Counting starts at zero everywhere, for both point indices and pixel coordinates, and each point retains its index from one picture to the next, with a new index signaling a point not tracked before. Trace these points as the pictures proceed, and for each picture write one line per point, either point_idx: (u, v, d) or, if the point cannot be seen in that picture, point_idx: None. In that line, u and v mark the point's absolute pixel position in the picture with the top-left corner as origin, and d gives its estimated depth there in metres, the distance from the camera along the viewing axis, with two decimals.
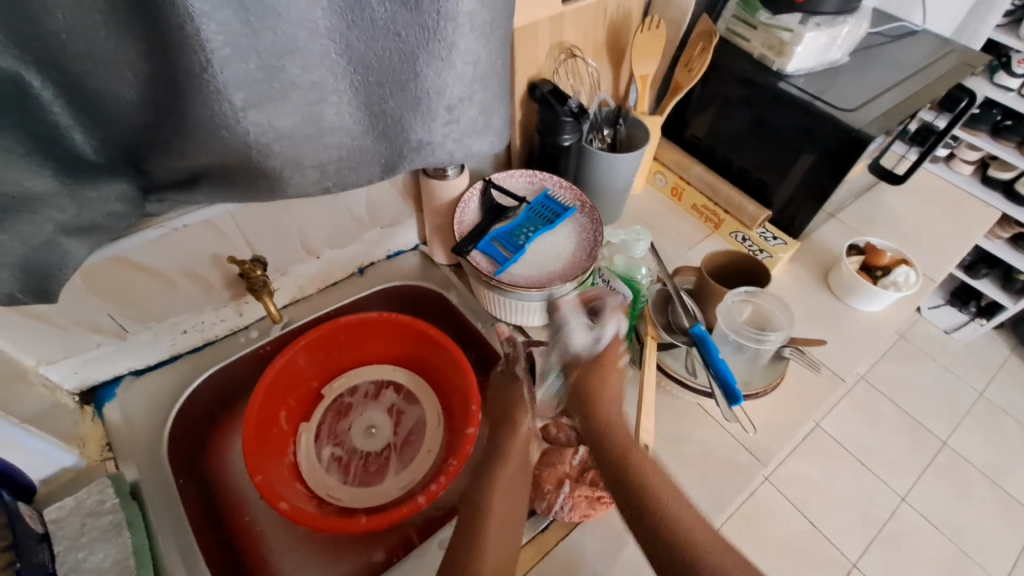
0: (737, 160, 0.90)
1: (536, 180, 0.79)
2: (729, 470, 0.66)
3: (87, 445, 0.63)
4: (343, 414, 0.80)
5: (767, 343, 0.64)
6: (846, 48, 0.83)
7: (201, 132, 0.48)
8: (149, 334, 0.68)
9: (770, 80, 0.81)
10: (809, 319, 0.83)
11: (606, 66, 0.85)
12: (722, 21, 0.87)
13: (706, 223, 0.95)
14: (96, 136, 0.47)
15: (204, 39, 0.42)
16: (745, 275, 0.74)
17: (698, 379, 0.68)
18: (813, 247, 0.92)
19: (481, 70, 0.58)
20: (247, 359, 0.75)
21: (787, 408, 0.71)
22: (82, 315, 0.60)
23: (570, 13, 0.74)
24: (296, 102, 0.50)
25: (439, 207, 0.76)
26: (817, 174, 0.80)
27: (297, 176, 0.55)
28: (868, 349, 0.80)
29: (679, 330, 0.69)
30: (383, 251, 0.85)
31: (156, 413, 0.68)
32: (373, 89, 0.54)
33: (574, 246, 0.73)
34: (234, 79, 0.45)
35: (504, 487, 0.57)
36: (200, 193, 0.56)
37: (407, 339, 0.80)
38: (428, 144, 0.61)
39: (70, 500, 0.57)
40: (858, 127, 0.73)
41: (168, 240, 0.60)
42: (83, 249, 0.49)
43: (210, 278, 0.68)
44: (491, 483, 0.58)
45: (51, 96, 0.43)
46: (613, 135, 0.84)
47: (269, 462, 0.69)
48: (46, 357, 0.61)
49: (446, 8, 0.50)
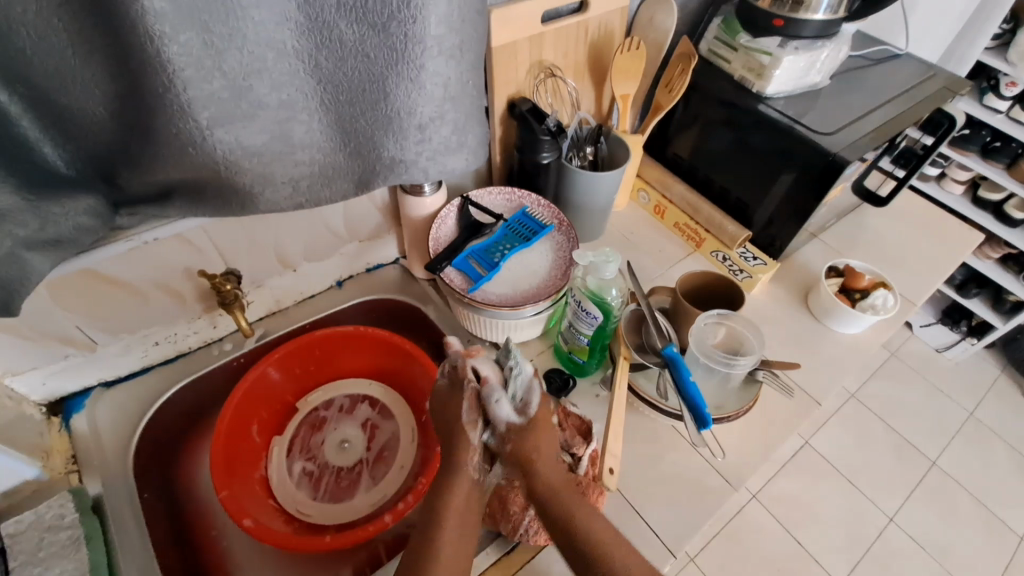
0: (719, 180, 0.91)
1: (514, 198, 0.79)
2: (700, 493, 0.66)
3: (52, 458, 0.62)
4: (317, 428, 0.80)
5: (739, 367, 0.63)
6: (826, 71, 0.84)
7: (169, 149, 0.48)
8: (120, 346, 0.68)
9: (750, 102, 0.82)
10: (787, 341, 0.83)
11: (587, 85, 0.85)
12: (704, 43, 0.88)
13: (688, 242, 0.95)
14: (67, 149, 0.48)
15: (167, 60, 0.42)
16: (721, 296, 0.73)
17: (669, 402, 0.68)
18: (794, 267, 0.92)
19: (452, 91, 0.58)
20: (218, 371, 0.74)
21: (760, 432, 0.70)
22: (51, 327, 0.60)
23: (549, 34, 0.75)
24: (264, 121, 0.51)
25: (416, 222, 0.76)
26: (796, 195, 0.80)
27: (268, 192, 0.56)
28: (845, 371, 0.79)
29: (651, 350, 0.68)
30: (363, 264, 0.85)
31: (125, 426, 0.68)
32: (343, 107, 0.54)
33: (549, 264, 0.73)
34: (199, 98, 0.45)
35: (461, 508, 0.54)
36: (172, 207, 0.55)
37: (383, 353, 0.80)
38: (401, 162, 0.61)
39: (30, 514, 0.56)
40: (834, 150, 0.73)
41: (138, 253, 0.60)
42: (46, 262, 0.49)
43: (183, 291, 0.68)
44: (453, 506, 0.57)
45: (19, 112, 0.44)
46: (595, 153, 0.84)
47: (238, 476, 0.69)
48: (13, 368, 0.61)
49: (414, 30, 0.50)
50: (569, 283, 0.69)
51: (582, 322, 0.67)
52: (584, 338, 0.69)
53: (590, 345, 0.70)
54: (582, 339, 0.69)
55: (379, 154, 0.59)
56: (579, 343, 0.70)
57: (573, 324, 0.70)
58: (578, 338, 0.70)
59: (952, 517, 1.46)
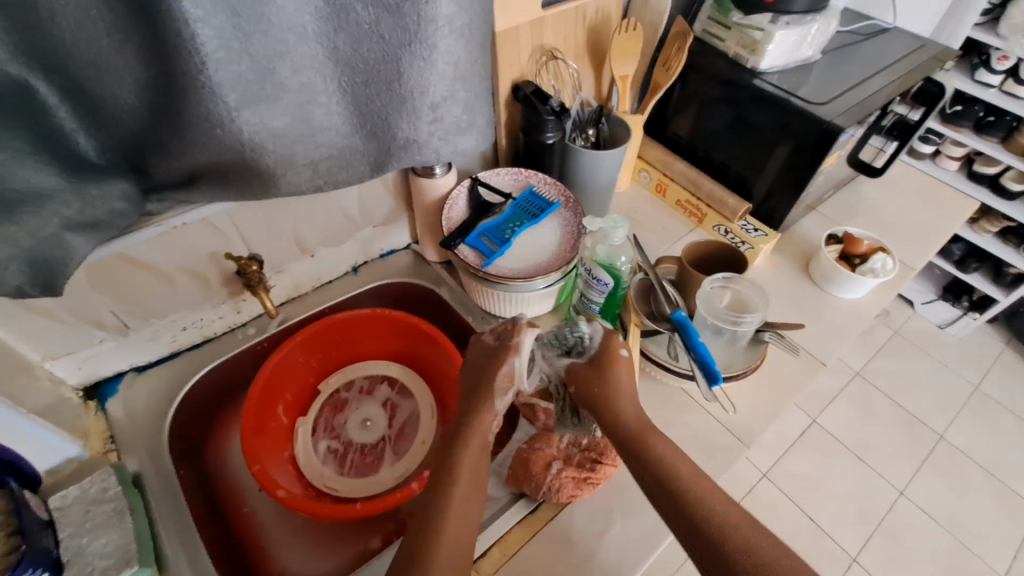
0: (717, 156, 0.93)
1: (521, 178, 0.82)
2: (713, 451, 0.68)
3: (90, 438, 0.65)
4: (339, 409, 0.82)
5: (745, 324, 0.66)
6: (817, 45, 0.87)
7: (198, 132, 0.51)
8: (149, 331, 0.70)
9: (745, 78, 0.85)
10: (791, 308, 0.85)
11: (587, 68, 0.88)
12: (698, 23, 0.91)
13: (690, 218, 0.97)
14: (99, 136, 0.50)
15: (199, 43, 0.45)
16: (726, 261, 0.76)
17: (680, 363, 0.70)
18: (794, 238, 0.95)
19: (462, 70, 0.61)
20: (242, 355, 0.77)
21: (770, 394, 0.73)
22: (86, 312, 0.63)
23: (550, 17, 0.77)
24: (287, 103, 0.54)
25: (428, 204, 0.79)
26: (794, 165, 0.83)
27: (290, 174, 0.59)
28: (848, 334, 0.82)
29: (662, 317, 0.71)
30: (377, 250, 0.88)
31: (156, 407, 0.70)
32: (359, 89, 0.57)
33: (558, 239, 0.76)
34: (227, 80, 0.48)
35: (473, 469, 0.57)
36: (199, 192, 0.58)
37: (401, 334, 0.82)
38: (414, 142, 0.64)
39: (74, 489, 0.59)
40: (828, 119, 0.76)
41: (167, 238, 0.63)
42: (85, 243, 0.52)
43: (208, 276, 0.70)
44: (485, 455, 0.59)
45: (57, 101, 0.46)
46: (597, 134, 0.87)
47: (266, 453, 0.71)
48: (52, 352, 0.63)
49: (426, 11, 0.53)
50: (576, 253, 0.73)
51: (594, 290, 0.70)
52: (596, 307, 0.72)
53: (602, 314, 0.72)
54: (594, 307, 0.72)
55: (393, 135, 0.62)
56: (591, 312, 0.73)
57: (585, 294, 0.72)
58: (589, 308, 0.73)
59: (962, 489, 1.47)
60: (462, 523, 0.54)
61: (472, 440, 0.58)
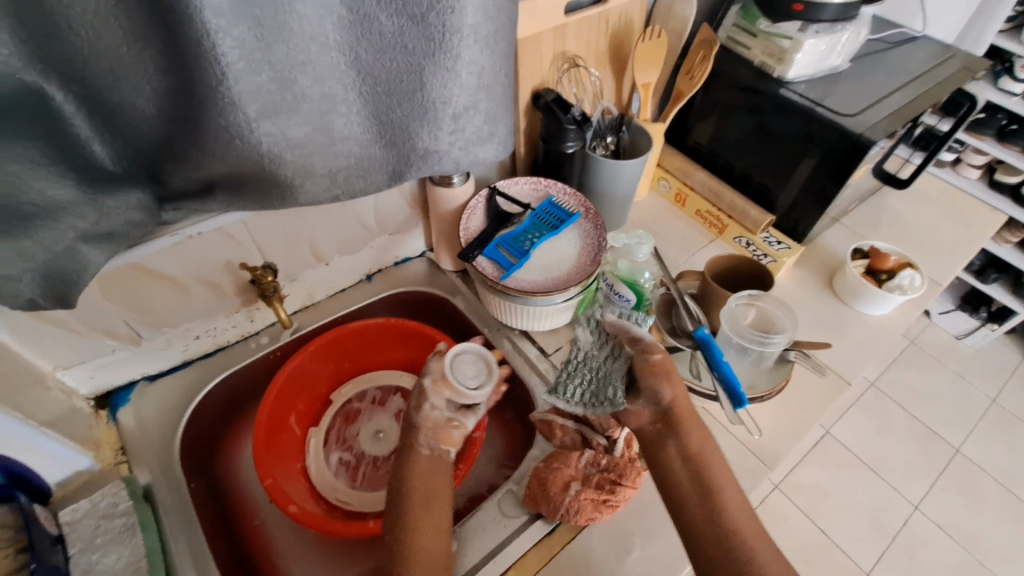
0: (740, 165, 0.91)
1: (540, 187, 0.80)
2: (736, 473, 0.66)
3: (102, 449, 0.64)
4: (351, 420, 0.81)
5: (772, 345, 0.64)
6: (846, 55, 0.85)
7: (215, 142, 0.50)
8: (162, 340, 0.69)
9: (771, 87, 0.82)
10: (815, 324, 0.83)
11: (608, 75, 0.86)
12: (722, 30, 0.88)
13: (710, 228, 0.95)
14: (114, 144, 0.49)
15: (220, 53, 0.43)
16: (752, 278, 0.73)
17: (703, 383, 0.68)
18: (817, 251, 0.93)
19: (486, 80, 0.59)
20: (255, 365, 0.76)
21: (794, 414, 0.71)
22: (98, 321, 0.62)
23: (572, 24, 0.75)
24: (307, 114, 0.52)
25: (445, 213, 0.77)
26: (820, 178, 0.81)
27: (307, 184, 0.57)
28: (873, 352, 0.80)
29: (683, 333, 0.71)
30: (391, 258, 0.86)
31: (169, 417, 0.69)
32: (380, 99, 0.56)
33: (578, 251, 0.74)
34: (248, 91, 0.47)
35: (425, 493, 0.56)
36: (216, 201, 0.57)
37: (415, 345, 0.81)
38: (434, 152, 0.62)
39: (85, 503, 0.58)
40: (858, 132, 0.74)
41: (182, 248, 0.62)
42: (100, 254, 0.51)
43: (222, 286, 0.69)
44: (434, 474, 0.59)
45: (73, 109, 0.45)
46: (616, 142, 0.85)
47: (277, 465, 0.70)
48: (64, 362, 0.62)
49: (452, 21, 0.51)
50: (574, 345, 0.67)
51: (603, 352, 0.63)
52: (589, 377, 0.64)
53: None
54: (585, 377, 0.64)
55: (413, 145, 0.61)
56: None
57: (586, 360, 0.65)
58: (578, 380, 0.64)
59: (978, 505, 1.44)
60: (435, 523, 0.55)
61: (417, 452, 0.60)
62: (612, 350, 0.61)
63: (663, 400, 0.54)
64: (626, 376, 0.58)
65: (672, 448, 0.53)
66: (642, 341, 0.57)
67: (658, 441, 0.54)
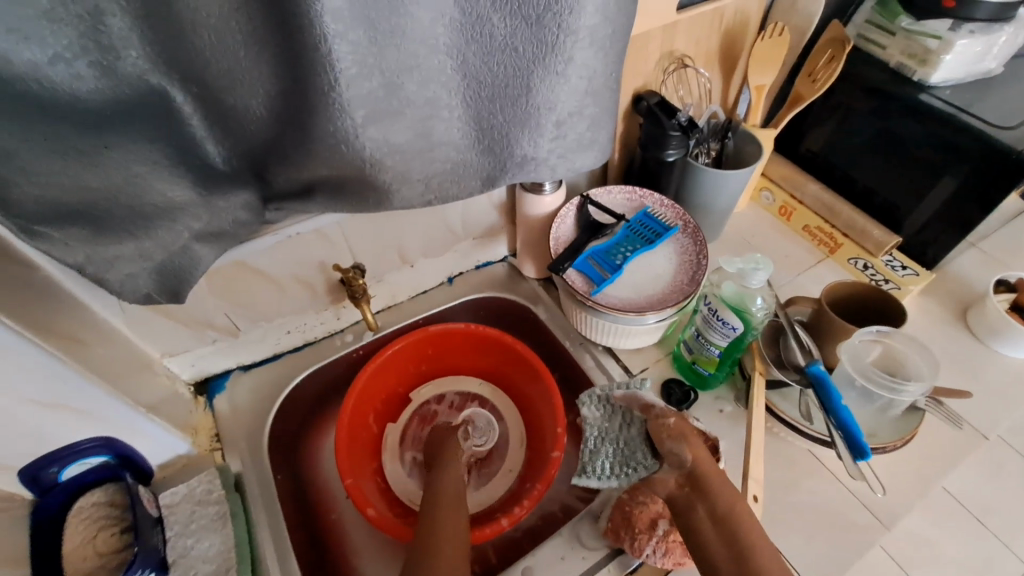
0: (861, 178, 0.82)
1: (635, 198, 0.75)
2: (845, 529, 0.59)
3: (199, 435, 0.67)
4: (427, 421, 0.80)
5: (905, 394, 0.55)
6: (1002, 56, 0.73)
7: (321, 146, 0.49)
8: (257, 333, 0.71)
9: (909, 91, 0.72)
10: (945, 363, 0.73)
11: (716, 75, 0.79)
12: (852, 26, 0.79)
13: (820, 246, 0.86)
14: (226, 146, 0.49)
15: (334, 59, 0.42)
16: (875, 308, 0.65)
17: (814, 426, 0.62)
18: (949, 279, 0.81)
19: (594, 85, 0.55)
20: (340, 362, 0.77)
21: (918, 467, 0.62)
22: (202, 313, 0.64)
23: (684, 22, 0.70)
24: (410, 119, 0.51)
25: (533, 221, 0.74)
26: (965, 197, 0.70)
27: (404, 189, 0.56)
28: (1018, 402, 0.69)
29: (791, 367, 0.63)
30: (474, 261, 0.84)
31: (259, 406, 0.72)
32: (483, 104, 0.54)
33: (674, 269, 0.69)
34: (357, 97, 0.46)
35: (451, 503, 0.57)
36: (316, 203, 0.57)
37: (495, 354, 0.79)
38: (532, 159, 0.59)
39: (183, 487, 0.61)
40: (1020, 147, 0.63)
41: (282, 247, 0.63)
42: (209, 254, 0.52)
43: (315, 284, 0.70)
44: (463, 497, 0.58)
45: (191, 110, 0.45)
46: (720, 149, 0.79)
47: (356, 462, 0.70)
48: (169, 350, 0.66)
49: (567, 22, 0.48)
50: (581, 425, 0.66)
51: (616, 423, 0.64)
52: (614, 448, 0.63)
53: (721, 357, 0.65)
54: (609, 451, 0.63)
55: (511, 152, 0.58)
56: (708, 354, 0.66)
57: (604, 434, 0.64)
58: (603, 455, 0.63)
59: None
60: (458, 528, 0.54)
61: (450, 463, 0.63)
62: (624, 416, 0.65)
63: (688, 463, 0.54)
64: (647, 443, 0.61)
65: (703, 510, 0.50)
66: (655, 408, 0.60)
67: (688, 505, 0.52)
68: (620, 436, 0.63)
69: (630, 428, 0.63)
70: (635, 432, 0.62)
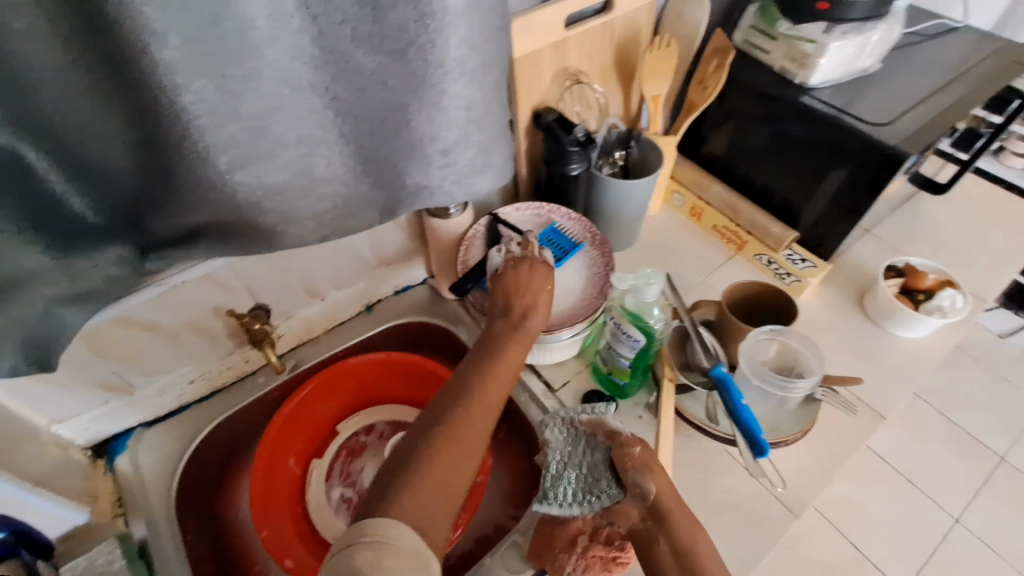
0: (759, 178, 0.85)
1: (543, 213, 0.76)
2: (758, 522, 0.62)
3: (99, 501, 0.63)
4: (356, 454, 0.78)
5: (796, 391, 0.59)
6: (876, 55, 0.77)
7: (191, 195, 0.47)
8: (157, 387, 0.68)
9: (793, 94, 0.76)
10: (844, 349, 0.77)
11: (614, 89, 0.80)
12: (738, 32, 0.82)
13: (728, 244, 0.90)
14: (95, 200, 0.47)
15: (182, 109, 0.40)
16: (773, 308, 0.68)
17: (720, 426, 0.65)
18: (847, 267, 0.86)
19: (476, 113, 0.55)
20: (255, 405, 0.74)
21: (821, 453, 0.66)
22: (89, 373, 0.60)
23: (573, 38, 0.70)
24: (284, 159, 0.49)
25: (443, 243, 0.73)
26: (851, 190, 0.74)
27: (292, 229, 0.54)
28: (909, 379, 0.74)
29: (696, 369, 0.65)
30: (391, 286, 0.82)
31: (167, 464, 0.68)
32: (363, 138, 0.52)
33: (584, 282, 0.71)
34: (217, 142, 0.44)
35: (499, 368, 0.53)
36: (198, 251, 0.54)
37: (418, 380, 0.78)
38: (426, 187, 0.58)
39: (82, 560, 0.56)
40: (892, 143, 0.67)
41: (168, 297, 0.60)
42: (79, 316, 0.49)
43: (213, 330, 0.67)
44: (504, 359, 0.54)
45: (47, 167, 0.42)
46: (625, 158, 0.80)
47: (273, 509, 0.69)
48: (57, 416, 0.61)
49: (433, 55, 0.48)
50: (544, 450, 0.61)
51: (580, 448, 0.59)
52: (577, 474, 0.58)
53: (632, 368, 0.66)
54: (572, 476, 0.58)
55: (402, 182, 0.57)
56: (619, 365, 0.66)
57: (567, 460, 0.59)
58: (566, 480, 0.58)
59: None
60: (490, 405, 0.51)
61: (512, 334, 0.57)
62: (588, 441, 0.59)
63: (650, 496, 0.51)
64: (612, 469, 0.56)
65: (664, 545, 0.49)
66: (620, 435, 0.55)
67: (649, 539, 0.50)
68: (584, 462, 0.58)
69: (594, 454, 0.58)
70: (599, 460, 0.57)
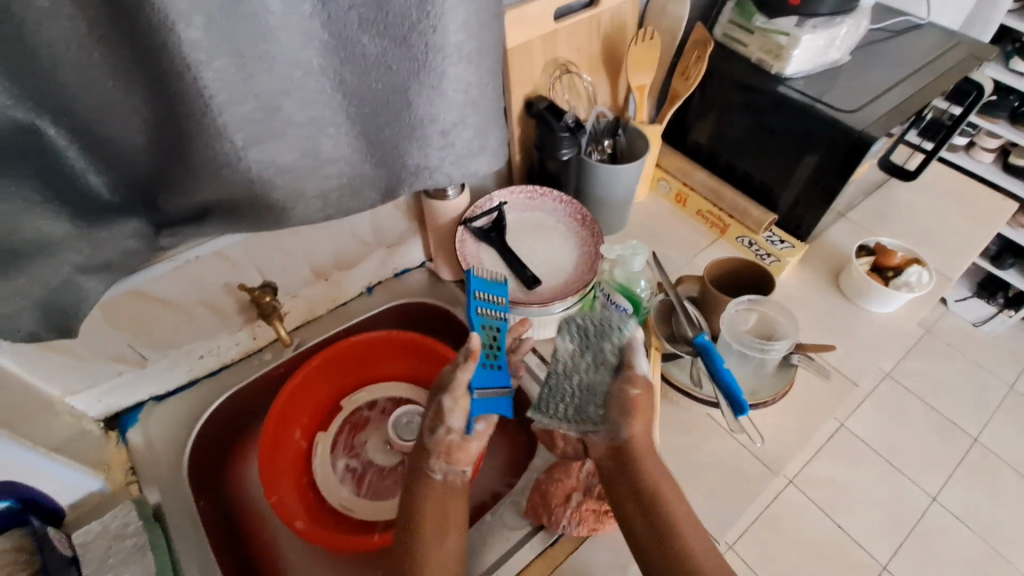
0: (740, 164, 0.90)
1: (536, 196, 0.80)
2: (739, 480, 0.66)
3: (112, 470, 0.66)
4: (360, 428, 0.81)
5: (773, 352, 0.63)
6: (846, 48, 0.82)
7: (206, 170, 0.50)
8: (167, 361, 0.70)
9: (769, 84, 0.81)
10: (820, 324, 0.82)
11: (601, 79, 0.85)
12: (718, 27, 0.86)
13: (712, 228, 0.94)
14: (110, 176, 0.50)
15: (202, 86, 0.44)
16: (753, 282, 0.73)
17: (703, 390, 0.69)
18: (822, 248, 0.91)
19: (473, 96, 0.59)
20: (261, 380, 0.77)
21: (798, 417, 0.70)
22: (103, 346, 0.63)
23: (563, 30, 0.75)
24: (294, 138, 0.52)
25: (441, 225, 0.77)
26: (823, 174, 0.79)
27: (300, 206, 0.57)
28: (880, 351, 0.79)
29: (682, 339, 0.70)
30: (391, 269, 0.86)
31: (176, 435, 0.70)
32: (368, 119, 0.56)
33: (575, 260, 0.75)
34: (233, 120, 0.47)
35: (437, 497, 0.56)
36: (211, 226, 0.57)
37: (418, 357, 0.81)
38: (425, 168, 0.62)
39: (95, 525, 0.60)
40: (859, 128, 0.72)
41: (180, 271, 0.62)
42: (99, 285, 0.52)
43: (222, 306, 0.70)
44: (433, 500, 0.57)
45: (65, 142, 0.45)
46: (613, 146, 0.84)
47: (280, 477, 0.72)
48: (71, 388, 0.63)
49: (434, 40, 0.51)
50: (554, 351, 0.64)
51: (584, 360, 0.62)
52: (573, 386, 0.62)
53: None
54: (569, 388, 0.62)
55: (403, 162, 0.61)
56: None
57: (569, 368, 0.63)
58: (561, 393, 0.63)
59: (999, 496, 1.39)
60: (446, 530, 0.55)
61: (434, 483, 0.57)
62: (593, 357, 0.62)
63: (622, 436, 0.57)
64: (604, 400, 0.60)
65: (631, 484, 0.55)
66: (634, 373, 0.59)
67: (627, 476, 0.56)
68: (584, 377, 0.62)
69: (596, 370, 0.61)
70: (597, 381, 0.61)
